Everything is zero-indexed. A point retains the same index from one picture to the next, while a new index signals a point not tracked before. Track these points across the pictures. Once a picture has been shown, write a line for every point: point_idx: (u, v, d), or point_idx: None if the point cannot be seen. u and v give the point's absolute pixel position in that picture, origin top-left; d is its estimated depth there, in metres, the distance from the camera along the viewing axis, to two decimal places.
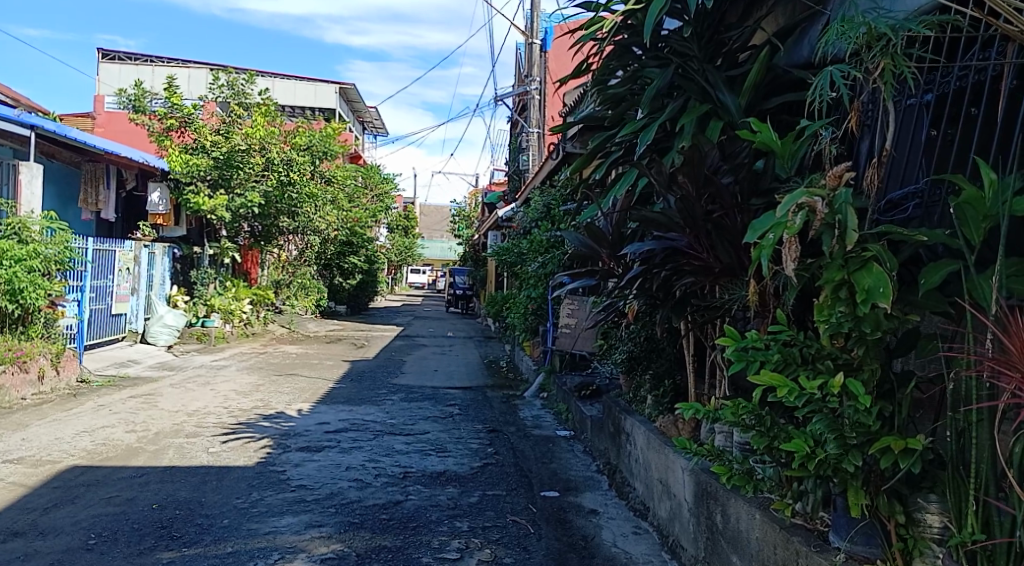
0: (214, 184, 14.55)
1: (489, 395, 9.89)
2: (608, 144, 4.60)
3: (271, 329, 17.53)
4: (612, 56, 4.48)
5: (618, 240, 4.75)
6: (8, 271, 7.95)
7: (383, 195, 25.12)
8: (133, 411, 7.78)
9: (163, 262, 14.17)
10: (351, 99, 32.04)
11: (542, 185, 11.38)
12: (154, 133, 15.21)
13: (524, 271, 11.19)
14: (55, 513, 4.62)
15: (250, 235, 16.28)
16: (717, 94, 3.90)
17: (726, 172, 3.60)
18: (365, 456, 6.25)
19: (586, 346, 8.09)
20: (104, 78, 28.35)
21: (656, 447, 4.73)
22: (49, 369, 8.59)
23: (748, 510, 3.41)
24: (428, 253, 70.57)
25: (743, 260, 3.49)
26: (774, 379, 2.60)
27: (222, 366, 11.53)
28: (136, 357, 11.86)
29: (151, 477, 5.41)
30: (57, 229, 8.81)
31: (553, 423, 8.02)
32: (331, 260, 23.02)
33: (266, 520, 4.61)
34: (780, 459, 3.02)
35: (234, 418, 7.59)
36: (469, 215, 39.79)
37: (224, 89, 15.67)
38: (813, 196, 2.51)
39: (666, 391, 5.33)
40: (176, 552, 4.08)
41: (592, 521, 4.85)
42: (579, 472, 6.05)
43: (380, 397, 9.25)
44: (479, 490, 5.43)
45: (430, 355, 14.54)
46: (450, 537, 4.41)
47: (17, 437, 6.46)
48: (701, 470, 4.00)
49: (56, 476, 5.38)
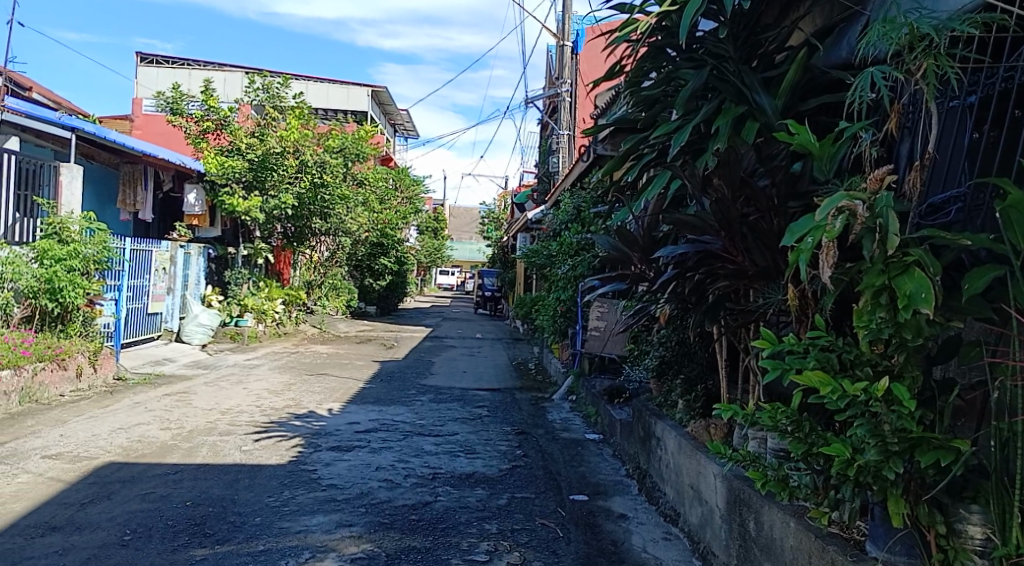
0: (248, 186, 14.73)
1: (517, 397, 9.89)
2: (641, 146, 4.55)
3: (302, 328, 17.72)
4: (646, 58, 4.47)
5: (650, 244, 4.68)
6: (48, 271, 8.17)
7: (413, 197, 25.26)
8: (167, 409, 7.90)
9: (198, 262, 14.39)
10: (383, 101, 32.31)
11: (571, 187, 11.37)
12: (191, 136, 15.47)
13: (553, 273, 11.15)
14: (91, 509, 4.70)
15: (283, 236, 16.47)
16: (754, 96, 3.85)
17: (763, 174, 3.55)
18: (395, 456, 6.28)
19: (615, 349, 8.06)
20: (143, 82, 28.91)
21: (687, 452, 4.66)
22: (87, 367, 8.76)
23: (781, 518, 3.35)
24: (457, 255, 70.81)
25: (779, 263, 3.46)
26: (817, 379, 2.55)
27: (254, 365, 11.68)
28: (172, 355, 12.06)
29: (185, 474, 5.49)
30: (96, 229, 9.00)
31: (582, 426, 7.99)
32: (361, 261, 23.21)
33: (297, 519, 4.64)
34: (815, 465, 2.97)
35: (266, 417, 7.68)
36: (498, 217, 39.85)
37: (260, 92, 15.85)
38: (854, 200, 2.49)
39: (698, 395, 5.27)
40: (208, 549, 4.12)
41: (621, 526, 4.81)
42: (608, 475, 6.02)
43: (410, 398, 9.30)
44: (508, 492, 5.43)
45: (459, 357, 14.58)
46: (479, 539, 4.41)
47: (55, 433, 6.60)
48: (734, 476, 3.94)
49: (93, 472, 5.48)
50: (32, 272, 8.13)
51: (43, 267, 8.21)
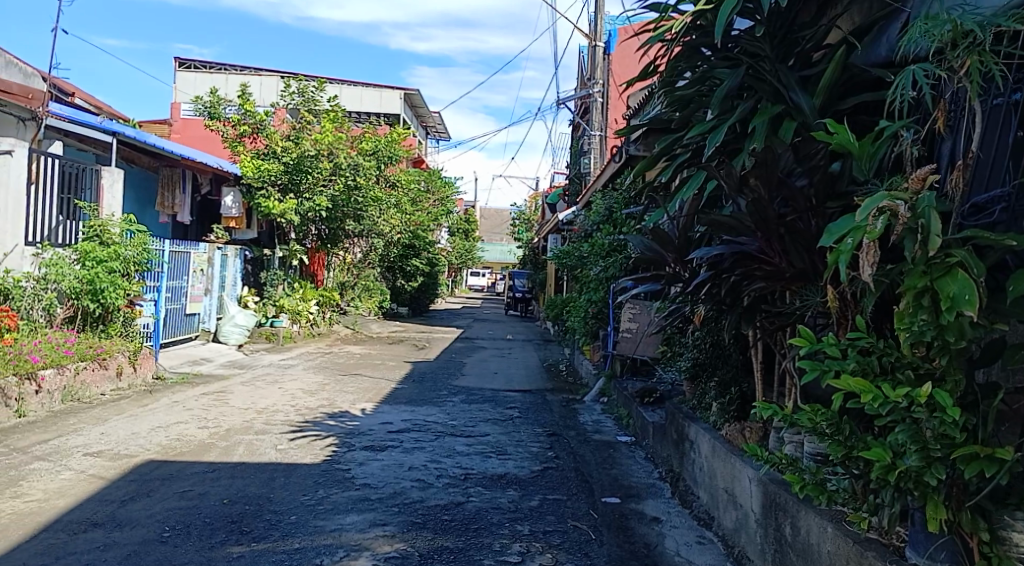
0: (283, 189, 14.92)
1: (548, 398, 9.87)
2: (675, 147, 4.51)
3: (336, 329, 17.90)
4: (680, 57, 4.43)
5: (685, 244, 4.63)
6: (90, 272, 8.37)
7: (445, 199, 25.38)
8: (205, 407, 8.03)
9: (235, 264, 14.61)
10: (416, 104, 32.51)
11: (603, 188, 11.33)
12: (227, 139, 15.72)
13: (585, 274, 11.11)
14: (131, 506, 4.80)
15: (317, 238, 16.72)
16: (791, 95, 3.80)
17: (800, 174, 3.50)
18: (427, 457, 6.31)
19: (647, 351, 8.01)
20: (181, 87, 29.46)
21: (722, 455, 4.61)
22: (127, 366, 8.93)
23: (819, 523, 3.30)
24: (488, 256, 70.98)
25: (817, 265, 3.43)
26: (857, 386, 2.51)
27: (289, 365, 11.82)
28: (209, 355, 12.27)
29: (221, 473, 5.58)
30: (136, 231, 9.21)
31: (614, 428, 7.96)
32: (393, 263, 23.38)
33: (332, 517, 4.69)
34: (853, 469, 2.93)
35: (301, 417, 7.77)
36: (529, 218, 39.83)
37: (295, 96, 16.03)
38: (895, 200, 2.47)
39: (732, 398, 5.21)
40: (245, 546, 4.18)
41: (654, 529, 4.77)
42: (641, 478, 5.97)
43: (441, 399, 9.34)
44: (540, 493, 5.42)
45: (490, 358, 14.60)
46: (511, 540, 4.41)
47: (97, 431, 6.75)
48: (770, 479, 3.89)
49: (133, 470, 5.59)
50: (74, 273, 8.34)
51: (85, 269, 8.42)
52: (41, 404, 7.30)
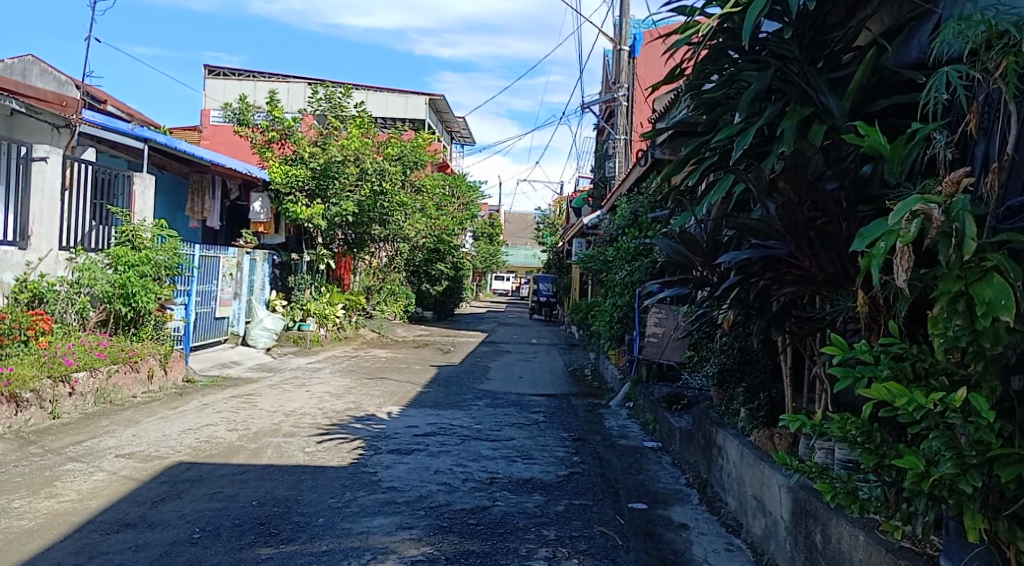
0: (311, 194, 15.09)
1: (573, 403, 9.85)
2: (702, 150, 4.48)
3: (362, 333, 18.03)
4: (707, 60, 4.42)
5: (712, 248, 4.59)
6: (122, 276, 8.57)
7: (469, 203, 25.48)
8: (234, 410, 8.13)
9: (263, 268, 14.78)
10: (441, 109, 32.68)
11: (629, 192, 11.30)
12: (256, 145, 15.93)
13: (610, 278, 11.08)
14: (162, 507, 4.87)
15: (344, 243, 16.89)
16: (820, 97, 3.77)
17: (831, 177, 3.47)
18: (452, 460, 6.33)
19: (673, 356, 7.96)
20: (211, 94, 29.92)
21: (751, 461, 4.57)
22: (158, 370, 9.06)
23: (850, 531, 3.25)
24: (511, 260, 71.01)
25: (848, 269, 3.40)
26: (890, 392, 2.46)
27: (316, 369, 11.93)
28: (237, 358, 12.42)
29: (250, 475, 5.64)
30: (167, 236, 9.43)
31: (640, 433, 7.92)
32: (418, 267, 23.50)
33: (359, 520, 4.72)
34: (886, 477, 2.88)
35: (328, 420, 7.83)
36: (553, 222, 39.83)
37: (323, 102, 16.19)
38: (929, 204, 2.43)
39: (761, 404, 5.19)
40: (274, 548, 4.22)
41: (682, 535, 4.73)
42: (667, 484, 5.93)
43: (467, 403, 9.36)
44: (566, 498, 5.40)
45: (514, 362, 14.61)
46: (537, 545, 4.41)
47: (129, 433, 6.86)
48: (801, 487, 3.85)
49: (163, 472, 5.67)
50: (107, 277, 8.53)
51: (118, 273, 8.63)
52: (75, 406, 7.44)
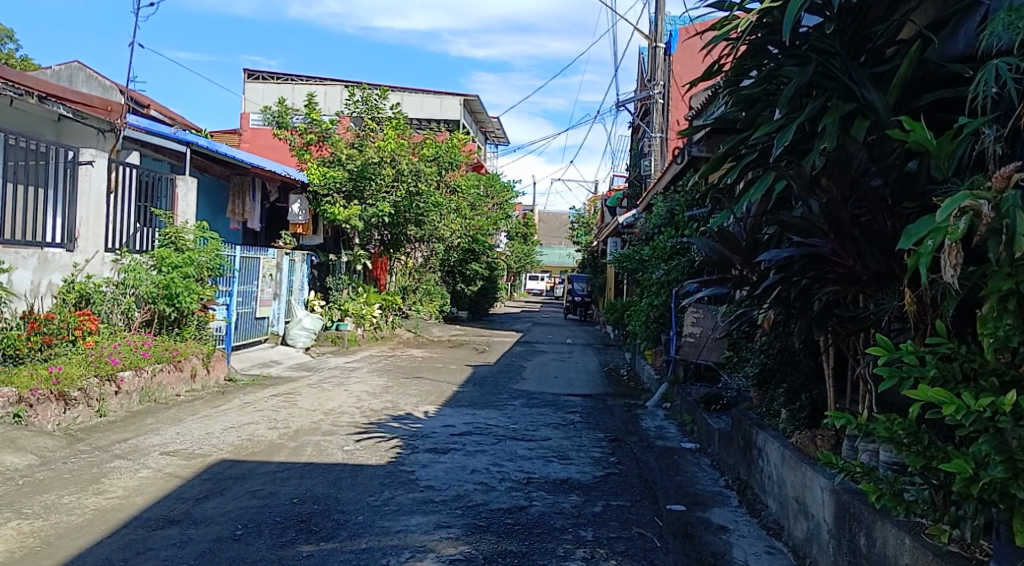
0: (348, 196, 15.25)
1: (610, 403, 9.81)
2: (741, 147, 4.42)
3: (398, 333, 18.18)
4: (746, 56, 4.37)
5: (752, 247, 4.52)
6: (166, 277, 8.78)
7: (504, 203, 25.53)
8: (275, 409, 8.26)
9: (301, 269, 14.99)
10: (476, 110, 32.77)
11: (665, 190, 11.20)
12: (295, 147, 16.16)
13: (646, 277, 11.00)
14: (205, 504, 4.96)
15: (380, 243, 17.03)
16: (862, 92, 3.71)
17: (874, 174, 3.40)
18: (489, 460, 6.34)
19: (712, 356, 7.88)
20: (250, 97, 30.41)
21: (792, 463, 4.50)
22: (201, 369, 9.23)
23: (896, 535, 3.18)
24: (546, 260, 70.93)
25: (893, 267, 3.33)
26: (936, 393, 2.40)
27: (354, 368, 12.07)
28: (278, 358, 12.61)
29: (291, 473, 5.72)
30: (209, 238, 9.64)
31: (677, 434, 7.85)
32: (454, 267, 23.60)
33: (397, 519, 4.76)
34: (933, 480, 2.81)
35: (366, 419, 7.91)
36: (588, 221, 39.69)
37: (359, 104, 16.35)
38: (978, 199, 2.35)
39: (803, 405, 5.16)
40: (315, 546, 4.28)
41: (722, 538, 4.67)
42: (707, 486, 5.86)
43: (503, 402, 9.39)
44: (603, 499, 5.38)
45: (550, 362, 14.60)
46: (574, 546, 4.40)
47: (173, 431, 7.00)
48: (845, 489, 3.78)
49: (207, 469, 5.78)
50: (151, 278, 8.73)
51: (162, 274, 8.84)
52: (121, 405, 7.60)
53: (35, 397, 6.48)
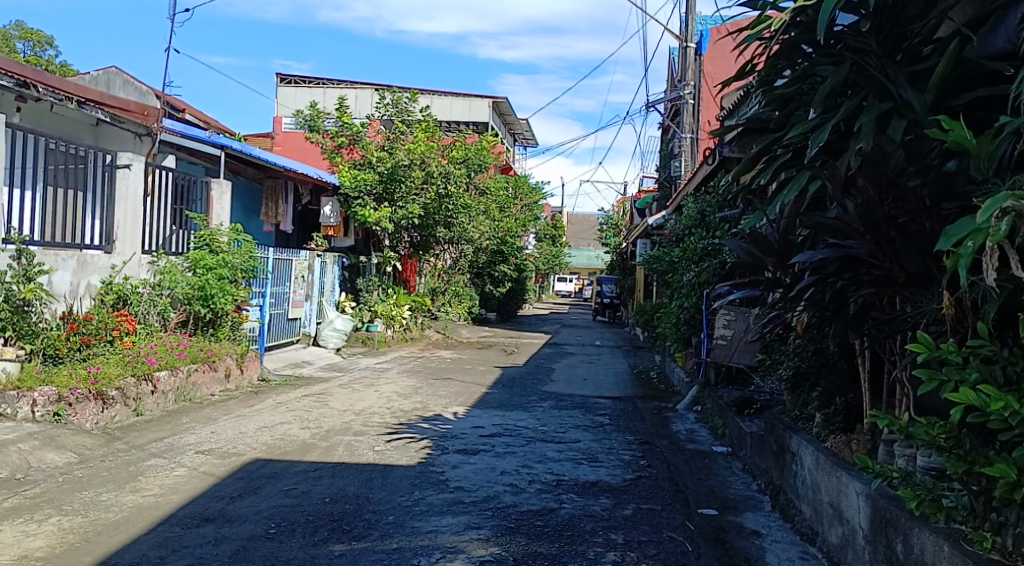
0: (379, 198, 15.37)
1: (639, 406, 9.76)
2: (774, 147, 4.38)
3: (427, 334, 18.27)
4: (780, 56, 4.33)
5: (786, 248, 4.48)
6: (202, 279, 8.93)
7: (532, 205, 25.53)
8: (307, 409, 8.35)
9: (333, 271, 15.13)
10: (505, 111, 32.81)
11: (696, 191, 11.11)
12: (326, 151, 16.32)
13: (676, 279, 10.92)
14: (239, 502, 5.03)
15: (410, 245, 17.10)
16: (899, 91, 3.65)
17: (912, 174, 3.36)
18: (519, 462, 6.34)
19: (743, 359, 7.81)
20: (282, 101, 30.78)
21: (826, 468, 4.44)
22: (235, 369, 9.37)
23: (934, 541, 3.13)
24: (574, 262, 70.79)
25: (931, 269, 3.28)
26: (977, 397, 2.36)
27: (384, 369, 12.16)
28: (309, 358, 12.75)
29: (323, 472, 5.78)
30: (242, 240, 9.77)
31: (709, 438, 7.78)
32: (482, 268, 23.66)
33: (428, 519, 4.78)
34: (974, 486, 2.76)
35: (397, 419, 7.97)
36: (617, 223, 39.52)
37: (389, 107, 16.47)
38: (1021, 200, 2.28)
39: (838, 409, 5.08)
40: (346, 545, 4.32)
41: (754, 543, 4.63)
42: (739, 490, 5.80)
43: (532, 404, 9.39)
44: (633, 503, 5.36)
45: (579, 364, 14.56)
46: (605, 549, 4.38)
47: (208, 430, 7.11)
48: (881, 495, 3.72)
49: (240, 468, 5.87)
50: (187, 280, 8.86)
51: (198, 276, 9.00)
52: (157, 404, 7.73)
53: (74, 396, 6.65)
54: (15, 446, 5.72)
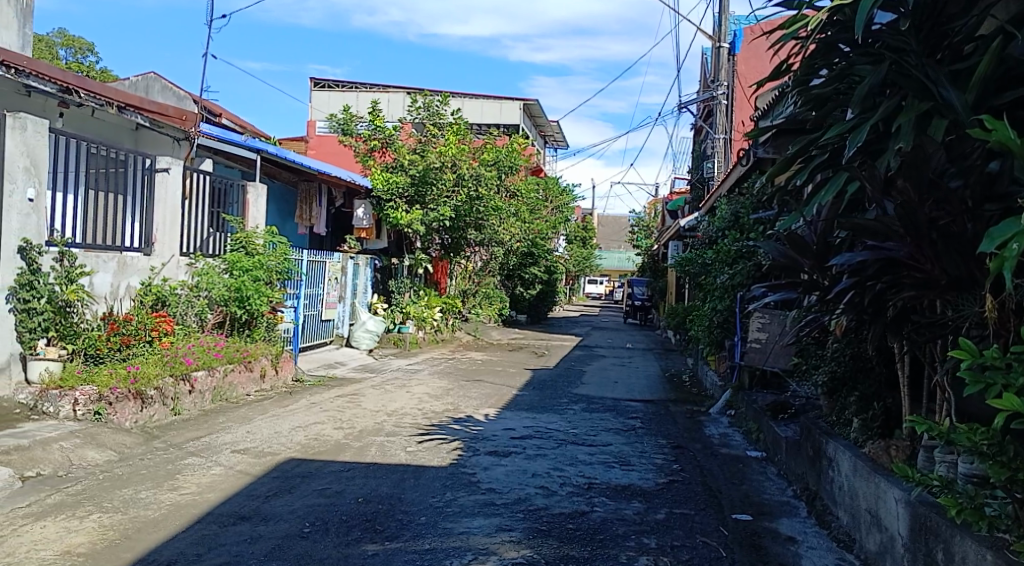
0: (411, 201, 15.48)
1: (671, 409, 9.69)
2: (811, 148, 4.31)
3: (458, 336, 18.33)
4: (816, 55, 4.28)
5: (824, 251, 4.41)
6: (238, 280, 9.09)
7: (562, 207, 25.51)
8: (340, 409, 8.43)
9: (365, 273, 15.27)
10: (535, 113, 32.82)
11: (729, 193, 11.00)
12: (359, 154, 16.46)
13: (708, 282, 10.81)
14: (275, 501, 5.10)
15: (441, 247, 17.14)
16: (939, 91, 3.58)
17: (954, 175, 3.29)
18: (550, 464, 6.34)
19: (777, 363, 7.72)
20: (316, 105, 31.14)
21: (864, 474, 4.37)
22: (270, 369, 9.50)
23: (976, 550, 3.06)
24: (605, 264, 70.49)
25: (974, 272, 3.22)
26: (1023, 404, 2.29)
27: (416, 370, 12.22)
28: (342, 359, 12.87)
29: (356, 472, 5.83)
30: (277, 242, 9.93)
31: (743, 442, 7.69)
32: (512, 270, 23.69)
33: (460, 520, 4.80)
34: (1017, 494, 2.70)
35: (428, 420, 8.01)
36: (648, 225, 39.28)
37: (421, 110, 16.57)
38: None
39: (876, 415, 4.99)
40: (379, 545, 4.35)
41: (790, 549, 4.57)
42: (774, 496, 5.73)
43: (563, 406, 9.37)
44: (666, 507, 5.32)
45: (610, 366, 14.49)
46: (638, 553, 4.36)
47: (244, 429, 7.22)
48: (920, 502, 3.66)
49: (275, 467, 5.95)
50: (223, 282, 9.01)
51: (234, 277, 9.16)
52: (194, 403, 7.87)
53: (114, 396, 6.79)
54: (57, 444, 5.86)
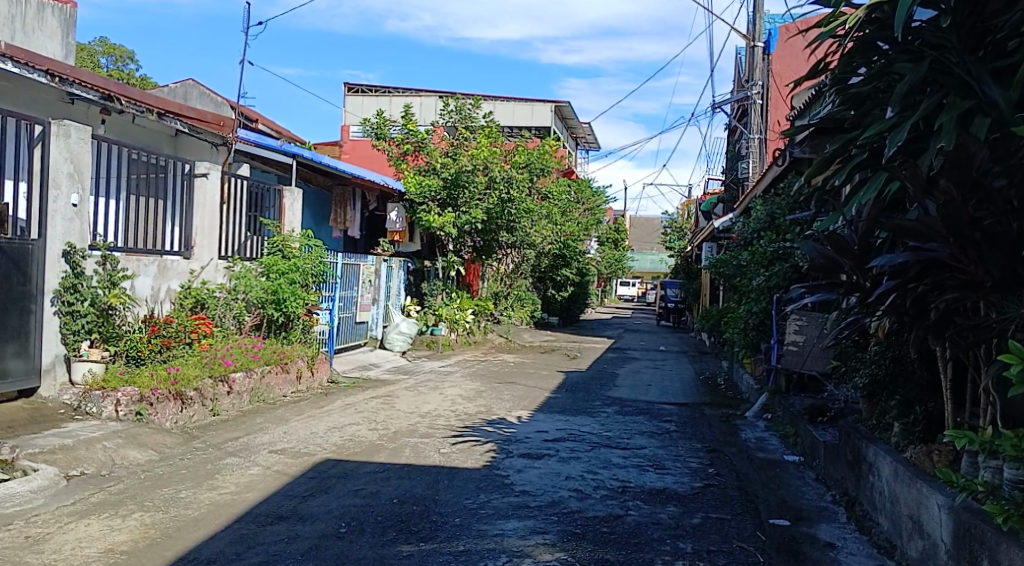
0: (443, 204, 15.56)
1: (706, 412, 9.60)
2: (850, 147, 4.24)
3: (490, 338, 18.38)
4: (855, 54, 4.22)
5: (864, 252, 4.34)
6: (275, 283, 9.21)
7: (594, 208, 25.44)
8: (374, 411, 8.50)
9: (398, 276, 15.40)
10: (567, 115, 32.76)
11: (764, 194, 10.86)
12: (392, 158, 16.59)
13: (744, 284, 10.69)
14: (311, 501, 5.16)
15: (473, 249, 17.06)
16: (982, 88, 3.52)
17: (999, 174, 3.24)
18: (584, 467, 6.32)
19: (814, 366, 7.60)
20: (350, 110, 31.47)
21: (906, 479, 4.28)
22: (306, 371, 9.63)
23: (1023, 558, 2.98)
24: (637, 265, 70.08)
25: (1019, 273, 3.17)
26: None
27: (449, 372, 12.27)
28: (376, 361, 12.99)
29: (391, 473, 5.88)
30: (313, 245, 10.05)
31: (779, 446, 7.59)
32: (544, 272, 23.68)
33: (494, 522, 4.81)
34: None
35: (461, 422, 8.04)
36: (681, 226, 38.94)
37: (454, 114, 16.65)
38: None
39: (917, 419, 4.89)
40: (414, 546, 4.38)
41: (829, 555, 4.49)
42: (812, 501, 5.64)
43: (596, 409, 9.34)
44: (702, 511, 5.27)
45: (643, 369, 14.40)
46: (673, 557, 4.33)
47: (280, 430, 7.32)
48: (965, 508, 3.58)
49: (312, 467, 6.02)
50: (261, 284, 9.16)
51: (271, 280, 9.26)
52: (232, 404, 8.00)
53: (155, 396, 6.96)
54: (101, 444, 6.00)
